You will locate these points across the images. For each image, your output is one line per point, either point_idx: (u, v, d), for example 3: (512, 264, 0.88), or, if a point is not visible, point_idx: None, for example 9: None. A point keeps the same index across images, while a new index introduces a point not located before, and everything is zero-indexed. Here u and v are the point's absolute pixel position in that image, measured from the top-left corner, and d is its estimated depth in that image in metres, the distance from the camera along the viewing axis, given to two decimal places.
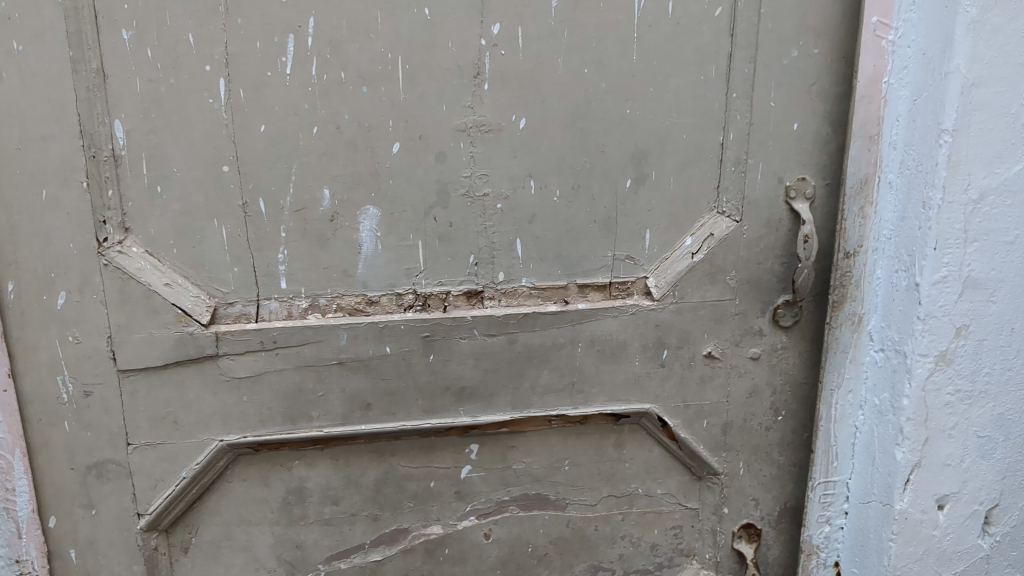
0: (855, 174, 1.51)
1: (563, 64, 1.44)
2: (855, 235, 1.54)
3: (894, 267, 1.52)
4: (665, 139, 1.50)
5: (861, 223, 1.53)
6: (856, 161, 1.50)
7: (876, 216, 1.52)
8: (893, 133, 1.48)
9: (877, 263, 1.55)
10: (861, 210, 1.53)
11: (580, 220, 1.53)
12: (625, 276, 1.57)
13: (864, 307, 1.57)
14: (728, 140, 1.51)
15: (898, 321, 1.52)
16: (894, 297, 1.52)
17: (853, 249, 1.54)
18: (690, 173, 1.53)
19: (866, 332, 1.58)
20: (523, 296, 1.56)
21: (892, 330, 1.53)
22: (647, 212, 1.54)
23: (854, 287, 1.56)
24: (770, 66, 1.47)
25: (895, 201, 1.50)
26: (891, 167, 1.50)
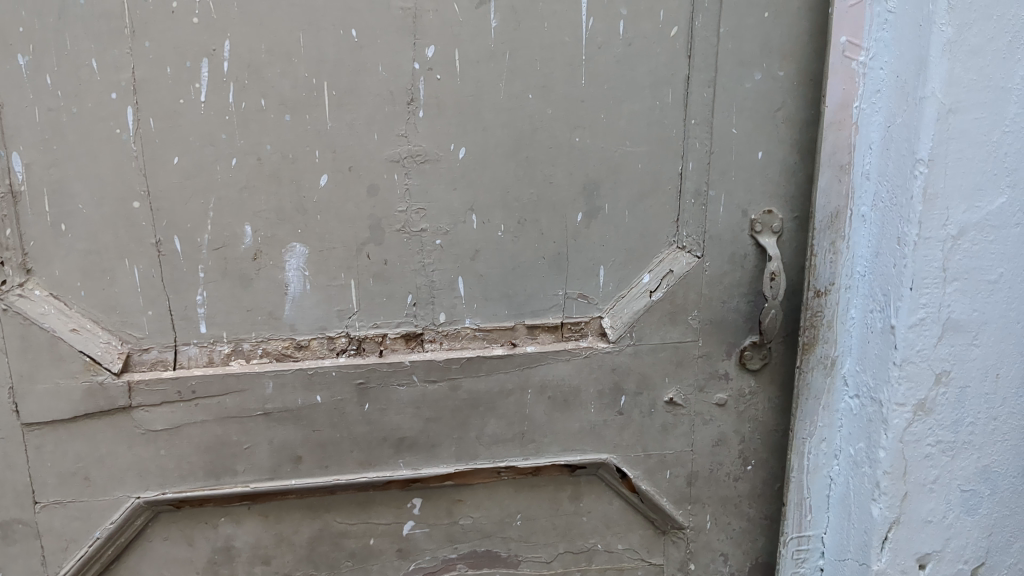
0: (826, 207, 1.39)
1: (505, 89, 1.32)
2: (826, 273, 1.41)
3: (869, 307, 1.40)
4: (619, 168, 1.38)
5: (833, 258, 1.41)
6: (827, 192, 1.38)
7: (849, 251, 1.40)
8: (866, 162, 1.36)
9: (852, 302, 1.43)
10: (833, 245, 1.40)
11: (527, 257, 1.41)
12: (578, 316, 1.45)
13: (837, 349, 1.45)
14: (687, 170, 1.39)
15: (875, 366, 1.40)
16: (869, 340, 1.40)
17: (824, 287, 1.42)
18: (646, 206, 1.41)
19: (840, 376, 1.47)
20: (466, 339, 1.43)
21: (868, 375, 1.41)
22: (600, 247, 1.42)
23: (826, 327, 1.44)
24: (731, 89, 1.36)
25: (869, 236, 1.38)
26: (864, 198, 1.38)
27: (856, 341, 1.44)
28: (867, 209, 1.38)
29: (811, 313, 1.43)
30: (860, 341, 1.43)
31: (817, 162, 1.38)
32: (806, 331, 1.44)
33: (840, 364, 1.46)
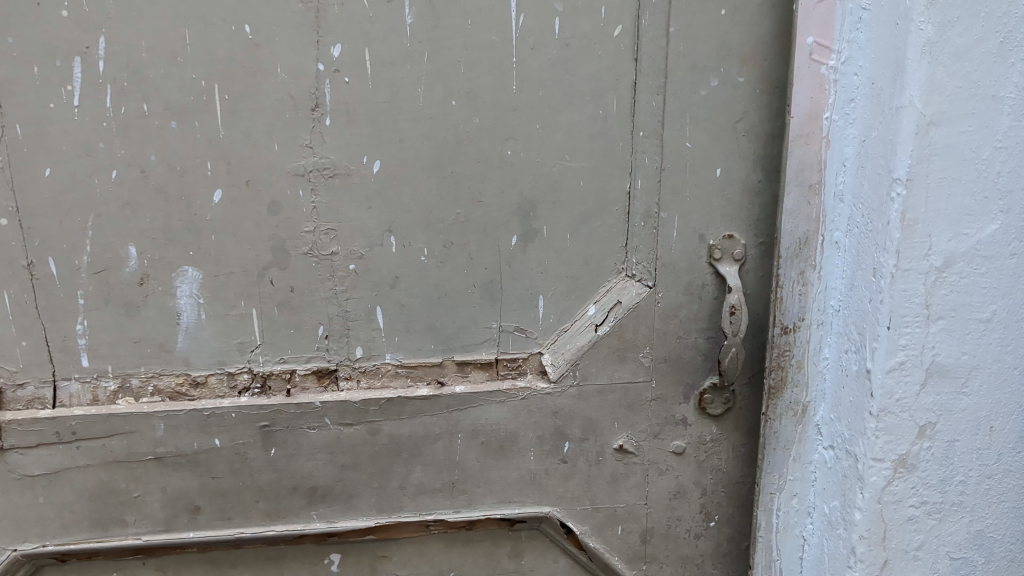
0: (792, 233, 1.21)
1: (424, 95, 1.16)
2: (794, 307, 1.24)
3: (845, 346, 1.22)
4: (557, 186, 1.22)
5: (802, 290, 1.23)
6: (794, 215, 1.20)
7: (821, 283, 1.23)
8: (838, 182, 1.19)
9: (825, 340, 1.25)
10: (801, 276, 1.23)
11: (455, 285, 1.24)
12: (515, 352, 1.29)
13: (809, 393, 1.27)
14: (635, 189, 1.23)
15: (850, 414, 1.22)
16: (844, 384, 1.23)
17: (792, 324, 1.24)
18: (590, 229, 1.24)
19: (812, 423, 1.29)
20: (387, 376, 1.27)
21: (843, 425, 1.24)
22: (539, 274, 1.25)
23: (796, 369, 1.26)
24: (684, 97, 1.19)
25: (842, 265, 1.21)
26: (836, 223, 1.20)
27: (831, 384, 1.26)
28: (840, 235, 1.20)
29: (778, 353, 1.25)
30: (834, 385, 1.26)
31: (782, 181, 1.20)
32: (772, 373, 1.26)
33: (813, 411, 1.28)
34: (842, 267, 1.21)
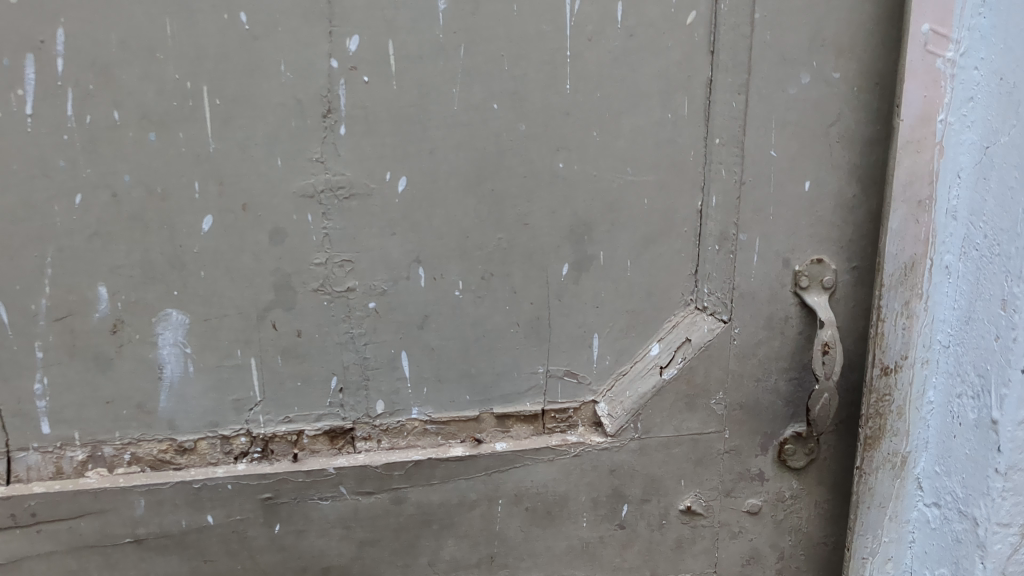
0: (897, 257, 1.02)
1: (460, 97, 0.95)
2: (897, 344, 1.05)
3: (955, 389, 1.04)
4: (617, 204, 1.02)
5: (905, 324, 1.04)
6: (899, 237, 1.02)
7: (928, 315, 1.04)
8: (951, 196, 1.00)
9: (929, 381, 1.07)
10: (906, 307, 1.04)
11: (495, 324, 1.04)
12: (565, 402, 1.08)
13: (909, 442, 1.09)
14: (709, 208, 1.03)
15: (965, 470, 1.04)
16: (955, 433, 1.05)
17: (894, 363, 1.05)
18: (654, 254, 1.04)
19: (911, 476, 1.11)
20: (414, 435, 1.06)
21: (954, 481, 1.05)
22: (594, 310, 1.05)
23: (896, 416, 1.07)
24: (769, 97, 0.99)
25: (954, 295, 1.03)
26: (947, 245, 1.02)
27: (936, 432, 1.08)
28: (951, 258, 1.02)
29: (876, 398, 1.06)
30: (940, 433, 1.07)
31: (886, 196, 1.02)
32: (868, 422, 1.07)
33: (912, 462, 1.10)
34: (953, 296, 1.03)
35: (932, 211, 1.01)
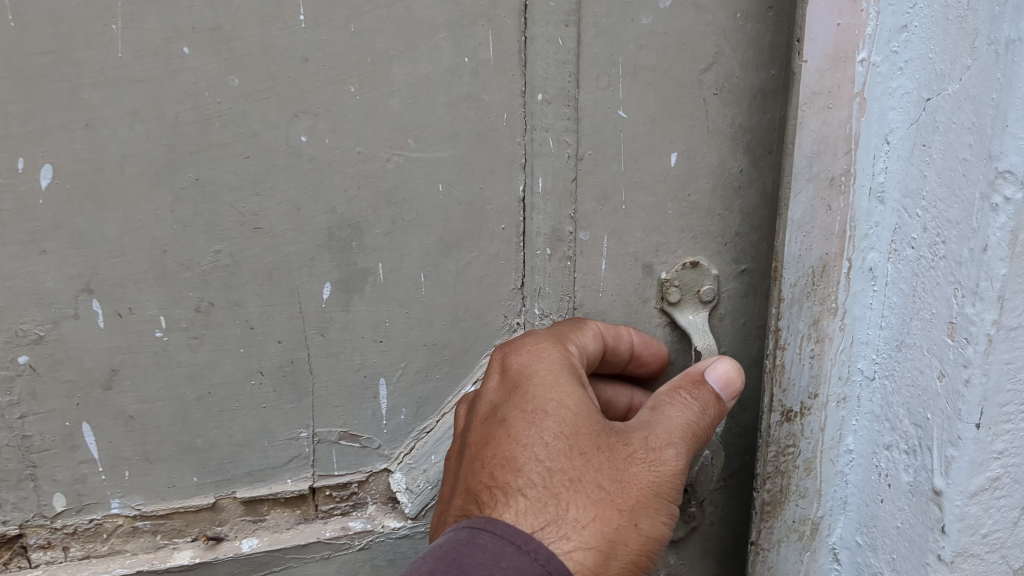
0: (801, 260, 0.71)
1: (126, 36, 0.60)
2: (801, 380, 0.75)
3: (882, 437, 0.75)
4: (398, 194, 0.69)
5: (815, 351, 0.74)
6: (803, 230, 0.70)
7: (845, 336, 0.74)
8: (878, 170, 0.69)
9: (847, 423, 0.77)
10: (814, 328, 0.73)
11: (226, 375, 0.70)
12: (345, 474, 0.76)
13: (821, 505, 0.80)
14: (534, 195, 0.71)
15: (894, 549, 0.75)
16: (881, 497, 0.75)
17: (797, 405, 0.75)
18: (460, 263, 0.72)
19: (826, 547, 0.82)
20: (119, 536, 0.73)
21: (881, 561, 0.77)
22: (376, 345, 0.73)
23: (803, 472, 0.78)
24: (614, 30, 0.66)
25: (880, 309, 0.72)
26: (872, 238, 0.71)
27: (857, 491, 0.79)
28: (877, 256, 0.72)
29: (777, 452, 0.76)
30: (862, 493, 0.78)
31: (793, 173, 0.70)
32: (765, 483, 0.78)
33: (827, 529, 0.81)
34: (879, 311, 0.73)
35: (850, 192, 0.69)
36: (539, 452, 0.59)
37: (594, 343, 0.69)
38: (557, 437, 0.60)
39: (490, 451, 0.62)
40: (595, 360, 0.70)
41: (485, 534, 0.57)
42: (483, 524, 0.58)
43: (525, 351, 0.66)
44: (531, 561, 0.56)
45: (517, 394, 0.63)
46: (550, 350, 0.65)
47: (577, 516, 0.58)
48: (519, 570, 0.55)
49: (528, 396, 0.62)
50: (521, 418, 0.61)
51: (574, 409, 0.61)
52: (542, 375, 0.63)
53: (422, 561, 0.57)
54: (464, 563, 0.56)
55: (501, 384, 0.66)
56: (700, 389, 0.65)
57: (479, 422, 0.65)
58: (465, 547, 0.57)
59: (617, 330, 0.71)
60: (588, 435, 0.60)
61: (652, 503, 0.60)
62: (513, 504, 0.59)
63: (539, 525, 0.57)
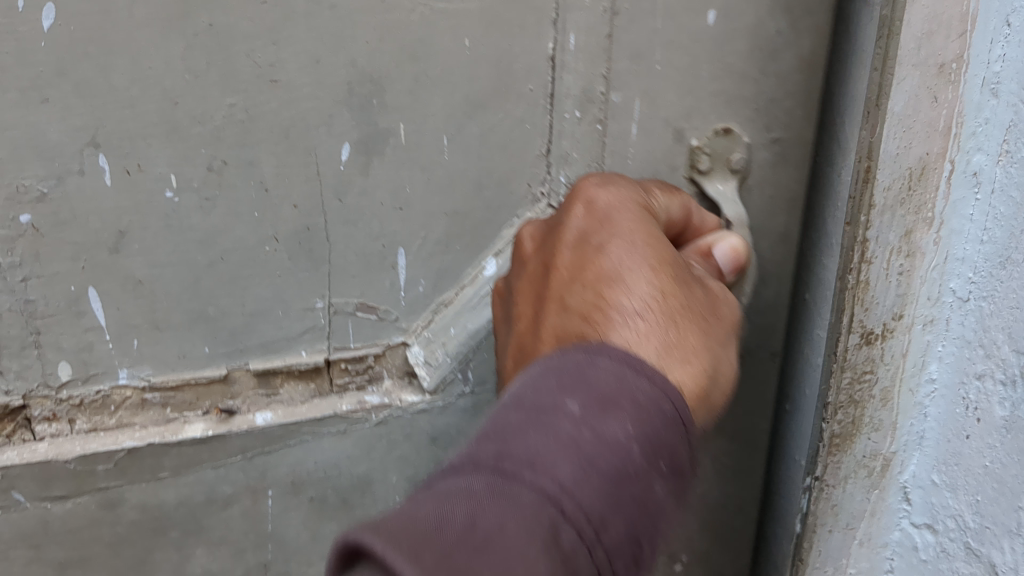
0: (898, 159, 0.69)
1: None
2: (889, 297, 0.74)
3: (973, 364, 0.75)
4: (422, 48, 0.65)
5: (903, 267, 0.73)
6: (902, 124, 0.67)
7: (940, 252, 0.74)
8: (994, 59, 0.67)
9: (931, 348, 0.78)
10: (905, 237, 0.72)
11: (240, 241, 0.67)
12: (361, 348, 0.74)
13: (894, 442, 0.82)
14: (563, 54, 0.68)
15: (977, 491, 0.76)
16: (968, 433, 0.76)
17: (881, 325, 0.75)
18: (484, 126, 0.69)
19: (894, 485, 0.84)
20: (128, 409, 0.70)
21: (960, 502, 0.78)
22: (396, 212, 0.70)
23: (878, 403, 0.79)
24: None
25: (982, 221, 0.71)
26: (981, 138, 0.70)
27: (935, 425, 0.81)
28: (983, 159, 0.71)
29: (854, 379, 0.76)
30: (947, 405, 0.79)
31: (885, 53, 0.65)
32: (836, 414, 0.78)
33: (898, 466, 0.84)
34: (979, 223, 0.72)
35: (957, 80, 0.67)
36: (645, 279, 0.62)
37: (682, 210, 0.71)
38: (660, 270, 0.62)
39: (593, 278, 0.63)
40: (676, 226, 0.71)
41: (604, 359, 0.57)
42: (597, 348, 0.58)
43: (607, 193, 0.67)
44: (650, 384, 0.56)
45: (612, 228, 0.65)
46: (637, 195, 0.67)
47: (688, 347, 0.61)
48: (641, 391, 0.56)
49: (622, 230, 0.64)
50: (623, 248, 0.63)
51: (668, 248, 0.64)
52: (633, 214, 0.66)
53: (543, 378, 0.56)
54: (589, 378, 0.55)
55: (584, 218, 0.66)
56: (704, 264, 0.70)
57: (567, 254, 0.66)
58: (587, 366, 0.56)
59: (704, 211, 0.72)
60: (683, 273, 0.63)
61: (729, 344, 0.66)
62: (627, 327, 0.61)
63: (656, 348, 0.60)
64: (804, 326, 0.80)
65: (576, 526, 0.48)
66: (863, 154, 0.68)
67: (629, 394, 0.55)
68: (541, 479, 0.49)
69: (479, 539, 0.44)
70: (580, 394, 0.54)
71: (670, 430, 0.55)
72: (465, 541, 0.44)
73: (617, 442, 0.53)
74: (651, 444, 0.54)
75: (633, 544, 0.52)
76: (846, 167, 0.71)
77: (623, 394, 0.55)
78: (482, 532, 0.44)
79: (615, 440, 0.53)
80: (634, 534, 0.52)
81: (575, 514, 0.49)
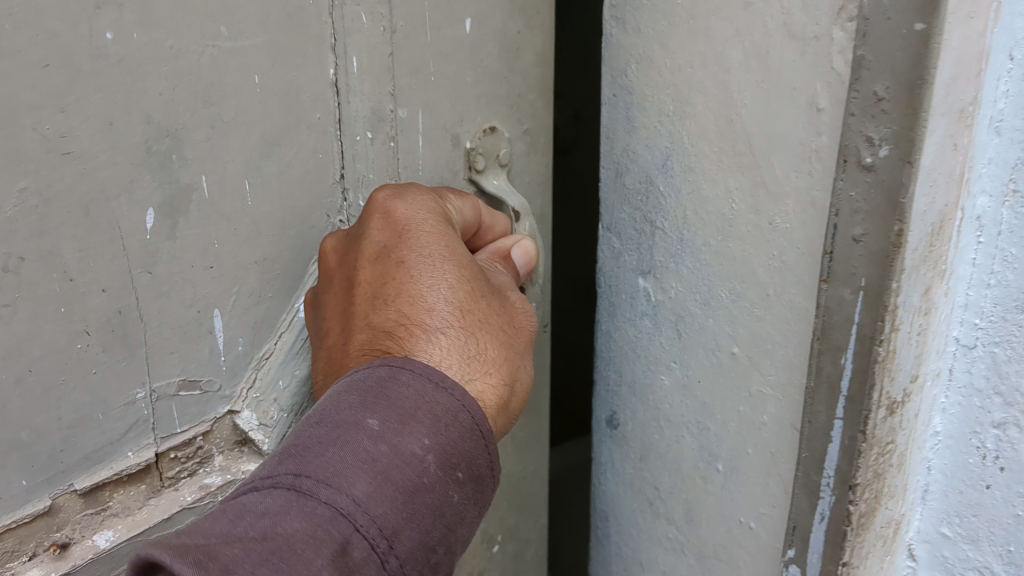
0: (925, 216, 0.58)
1: None
2: (908, 361, 0.63)
3: (986, 411, 0.69)
4: (214, 92, 0.60)
5: (923, 325, 0.63)
6: (930, 178, 0.57)
7: (948, 301, 0.66)
8: (998, 96, 0.61)
9: (934, 400, 0.70)
10: (925, 294, 0.62)
11: (49, 347, 0.57)
12: (192, 430, 0.67)
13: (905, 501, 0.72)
14: (347, 78, 0.66)
15: (1012, 541, 0.69)
16: (988, 483, 0.70)
17: (901, 394, 0.64)
18: (281, 163, 0.65)
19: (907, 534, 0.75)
20: None
21: (987, 554, 0.72)
22: (209, 272, 0.64)
23: (897, 470, 0.68)
24: None
25: (988, 262, 0.66)
26: (984, 181, 0.63)
27: (945, 476, 0.73)
28: (986, 201, 0.64)
29: (881, 453, 0.65)
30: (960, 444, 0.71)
31: (907, 101, 0.54)
32: (863, 492, 0.66)
33: (905, 525, 0.75)
34: (982, 261, 0.66)
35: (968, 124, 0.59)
36: (444, 291, 0.60)
37: (472, 209, 0.71)
38: (460, 282, 0.61)
39: (389, 290, 0.62)
40: (470, 227, 0.71)
41: (406, 372, 0.55)
42: (403, 363, 0.56)
43: (405, 205, 0.64)
44: (451, 397, 0.55)
45: (408, 240, 0.62)
46: (433, 204, 0.64)
47: (487, 357, 0.61)
48: (442, 407, 0.55)
49: (422, 246, 0.62)
50: (422, 263, 0.62)
51: (465, 257, 0.63)
52: (431, 226, 0.63)
53: (346, 394, 0.55)
54: (391, 396, 0.54)
55: (382, 231, 0.63)
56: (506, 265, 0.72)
57: (366, 267, 0.63)
58: (388, 381, 0.55)
59: (493, 211, 0.74)
60: (481, 286, 0.63)
61: (523, 347, 0.66)
62: (430, 341, 0.60)
63: (454, 362, 0.59)
64: (738, 381, 0.76)
65: (367, 537, 0.49)
66: (841, 207, 0.60)
67: (428, 410, 0.54)
68: (340, 497, 0.49)
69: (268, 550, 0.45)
70: (382, 412, 0.53)
71: (470, 443, 0.56)
72: (253, 552, 0.45)
73: (414, 455, 0.52)
74: (449, 454, 0.54)
75: (429, 551, 0.53)
76: (821, 225, 0.63)
77: (424, 408, 0.54)
78: (271, 543, 0.45)
79: (412, 455, 0.52)
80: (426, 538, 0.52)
81: (368, 528, 0.49)
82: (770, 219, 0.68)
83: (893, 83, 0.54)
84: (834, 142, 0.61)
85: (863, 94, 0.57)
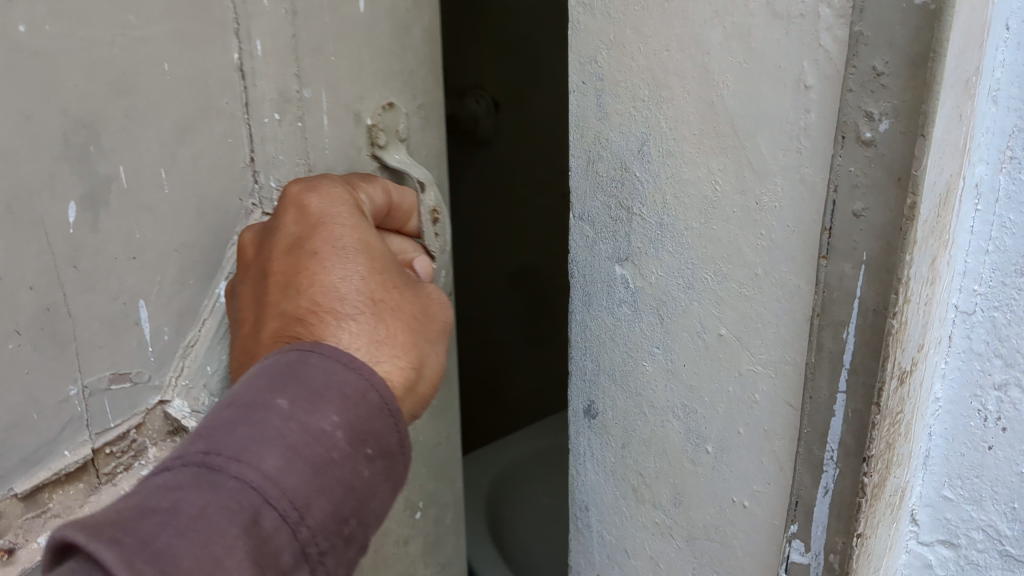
0: (934, 187, 0.58)
1: None
2: (916, 330, 0.62)
3: (984, 373, 0.67)
4: (128, 82, 0.61)
5: (928, 295, 0.62)
6: (939, 148, 0.57)
7: (948, 269, 0.65)
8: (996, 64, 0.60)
9: (936, 367, 0.68)
10: (932, 266, 0.61)
11: None
12: (125, 422, 0.67)
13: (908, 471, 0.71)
14: (251, 63, 0.70)
15: (1017, 498, 0.67)
16: (989, 444, 0.68)
17: (910, 363, 0.63)
18: (193, 149, 0.67)
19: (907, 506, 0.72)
20: None
21: (990, 514, 0.69)
22: (132, 262, 0.64)
23: (903, 438, 0.67)
24: None
25: (987, 228, 0.64)
26: (983, 147, 0.62)
27: (945, 441, 0.71)
28: (984, 169, 0.63)
29: (892, 424, 0.64)
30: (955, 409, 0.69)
31: (908, 75, 0.55)
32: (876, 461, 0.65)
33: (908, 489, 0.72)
34: (982, 228, 0.64)
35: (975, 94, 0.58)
36: (354, 276, 0.62)
37: (382, 195, 0.72)
38: (369, 270, 0.63)
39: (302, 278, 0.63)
40: (381, 211, 0.72)
41: (315, 354, 0.57)
42: (311, 347, 0.58)
43: (318, 197, 0.65)
44: (359, 377, 0.57)
45: (319, 231, 0.63)
46: (345, 196, 0.66)
47: (399, 339, 0.62)
48: (350, 386, 0.56)
49: (337, 237, 0.63)
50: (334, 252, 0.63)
51: (375, 246, 0.64)
52: (342, 217, 0.64)
53: (256, 378, 0.55)
54: (303, 376, 0.55)
55: (296, 223, 0.64)
56: None
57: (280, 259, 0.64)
58: (298, 363, 0.56)
59: (401, 189, 0.75)
60: (390, 275, 0.64)
61: (438, 334, 0.67)
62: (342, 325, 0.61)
63: (365, 346, 0.60)
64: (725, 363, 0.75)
65: (278, 510, 0.49)
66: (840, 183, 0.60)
67: (337, 389, 0.55)
68: (252, 471, 0.49)
69: (183, 521, 0.46)
70: (292, 391, 0.54)
71: (380, 424, 0.57)
72: (167, 523, 0.45)
73: (325, 432, 0.53)
74: (359, 432, 0.55)
75: (341, 524, 0.54)
76: (820, 196, 0.63)
77: (332, 388, 0.55)
78: (182, 514, 0.46)
79: (321, 432, 0.53)
80: (337, 511, 0.53)
81: (279, 500, 0.50)
82: (757, 200, 0.68)
83: (892, 57, 0.56)
84: (824, 119, 0.62)
85: (862, 70, 0.57)
